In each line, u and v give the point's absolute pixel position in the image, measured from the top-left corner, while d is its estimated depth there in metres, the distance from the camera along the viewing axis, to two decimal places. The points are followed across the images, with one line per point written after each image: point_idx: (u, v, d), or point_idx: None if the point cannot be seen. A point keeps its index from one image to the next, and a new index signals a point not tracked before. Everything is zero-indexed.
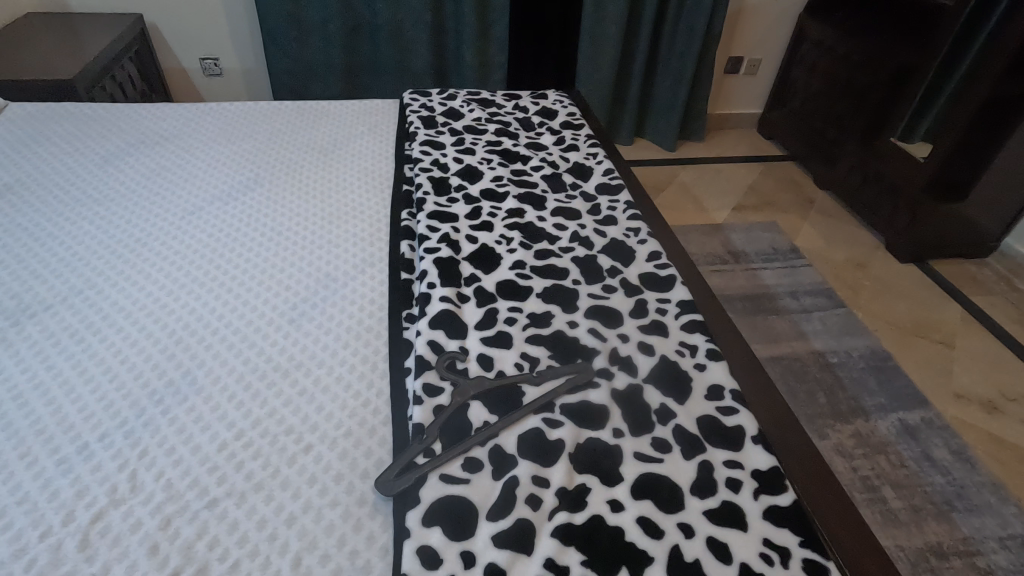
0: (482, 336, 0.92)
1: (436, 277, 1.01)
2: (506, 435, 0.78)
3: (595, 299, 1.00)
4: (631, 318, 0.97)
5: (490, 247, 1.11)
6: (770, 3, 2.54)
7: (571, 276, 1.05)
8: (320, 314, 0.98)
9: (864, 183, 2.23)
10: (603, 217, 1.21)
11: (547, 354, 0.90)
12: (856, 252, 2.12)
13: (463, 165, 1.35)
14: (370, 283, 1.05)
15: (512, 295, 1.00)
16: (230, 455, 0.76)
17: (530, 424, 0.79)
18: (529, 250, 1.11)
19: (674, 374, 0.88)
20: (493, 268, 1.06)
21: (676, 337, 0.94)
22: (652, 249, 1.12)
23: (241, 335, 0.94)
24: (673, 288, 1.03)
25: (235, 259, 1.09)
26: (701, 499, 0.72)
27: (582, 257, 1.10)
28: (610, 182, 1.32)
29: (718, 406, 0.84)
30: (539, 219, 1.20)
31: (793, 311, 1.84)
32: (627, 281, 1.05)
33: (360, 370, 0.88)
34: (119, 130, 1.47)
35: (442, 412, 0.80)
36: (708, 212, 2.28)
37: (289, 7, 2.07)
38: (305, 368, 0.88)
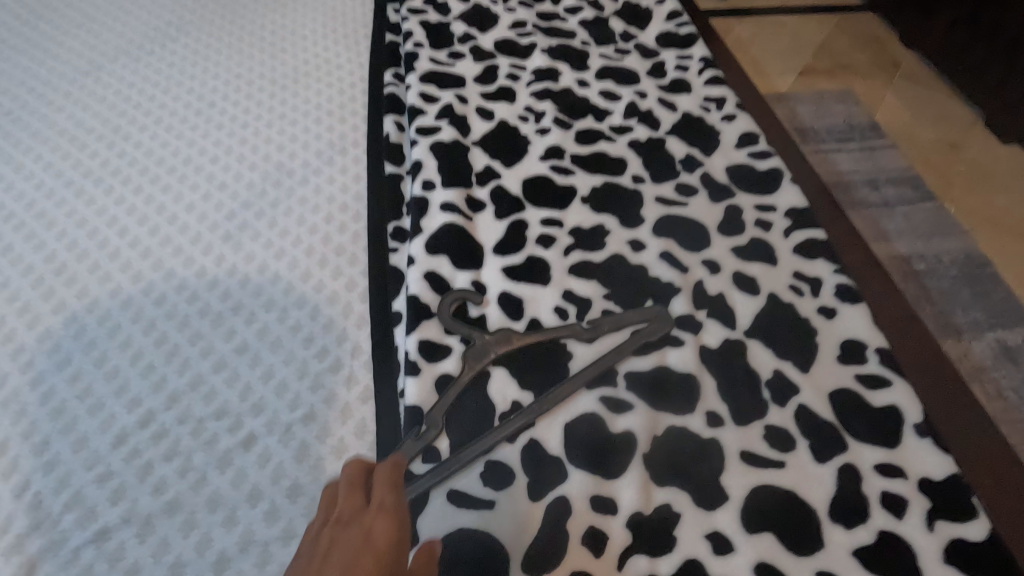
0: (504, 265, 0.62)
1: (434, 172, 0.69)
2: (546, 426, 0.51)
3: (667, 207, 0.69)
4: (721, 234, 0.67)
5: (512, 126, 0.77)
6: None
7: (630, 171, 0.73)
8: (267, 226, 0.67)
9: (970, 40, 1.77)
10: (671, 81, 0.85)
11: (602, 292, 0.61)
12: (948, 130, 1.73)
13: (468, 5, 0.95)
14: (338, 178, 0.72)
15: (547, 200, 0.68)
16: (132, 456, 0.51)
17: (582, 410, 0.52)
18: (568, 130, 0.77)
19: (790, 324, 0.59)
20: (516, 158, 0.73)
21: (787, 266, 0.64)
22: (745, 130, 0.78)
23: (150, 259, 0.63)
24: (779, 190, 0.71)
25: (140, 139, 0.74)
26: (846, 529, 0.48)
27: (644, 142, 0.76)
28: (678, 30, 0.93)
29: (858, 375, 0.56)
30: (580, 84, 0.84)
31: (871, 205, 1.50)
32: (711, 178, 0.73)
33: (326, 316, 0.60)
34: None
35: (448, 390, 0.52)
36: (769, 78, 1.85)
37: None
38: (245, 312, 0.60)
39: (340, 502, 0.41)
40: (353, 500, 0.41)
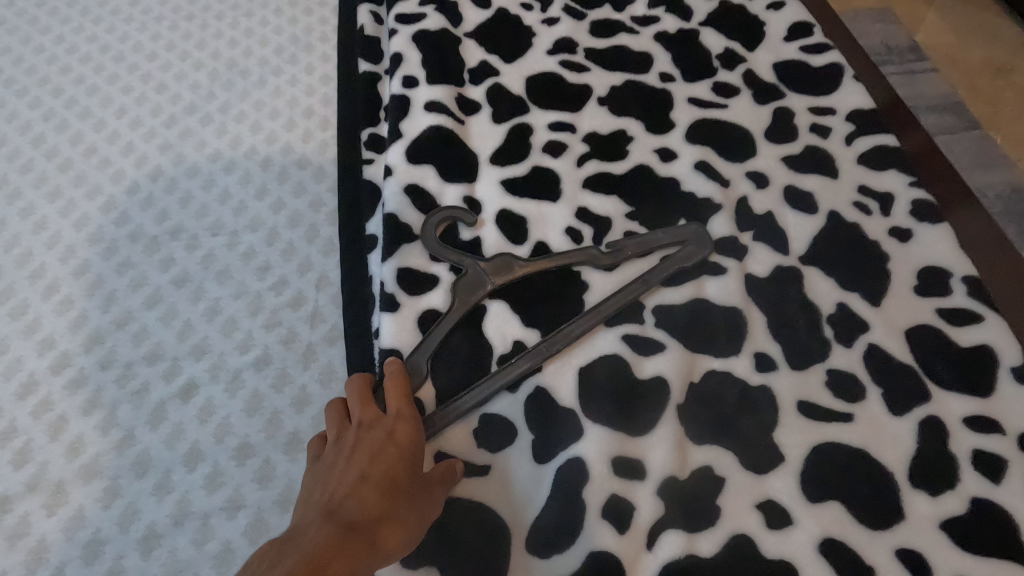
0: (504, 177, 0.50)
1: (417, 66, 0.56)
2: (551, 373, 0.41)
3: (702, 109, 0.56)
4: (768, 142, 0.55)
5: (514, 14, 0.63)
6: None
7: (656, 67, 0.60)
8: (215, 134, 0.55)
9: None
10: None
11: (624, 210, 0.50)
12: None
13: None
14: (302, 77, 0.59)
15: (556, 101, 0.56)
16: (41, 410, 0.40)
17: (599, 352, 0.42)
18: (581, 20, 0.63)
19: (856, 248, 0.48)
20: (518, 52, 0.60)
21: (851, 179, 0.52)
22: (795, 20, 0.64)
23: (71, 172, 0.52)
24: (838, 90, 0.58)
25: (55, 26, 0.60)
26: (933, 496, 0.38)
27: (674, 35, 0.63)
28: None
29: (940, 309, 0.45)
30: None
31: None
32: (755, 76, 0.60)
33: (286, 240, 0.48)
34: None
35: (436, 326, 0.42)
36: None
37: None
38: (185, 235, 0.48)
39: (353, 411, 0.36)
40: (368, 410, 0.37)
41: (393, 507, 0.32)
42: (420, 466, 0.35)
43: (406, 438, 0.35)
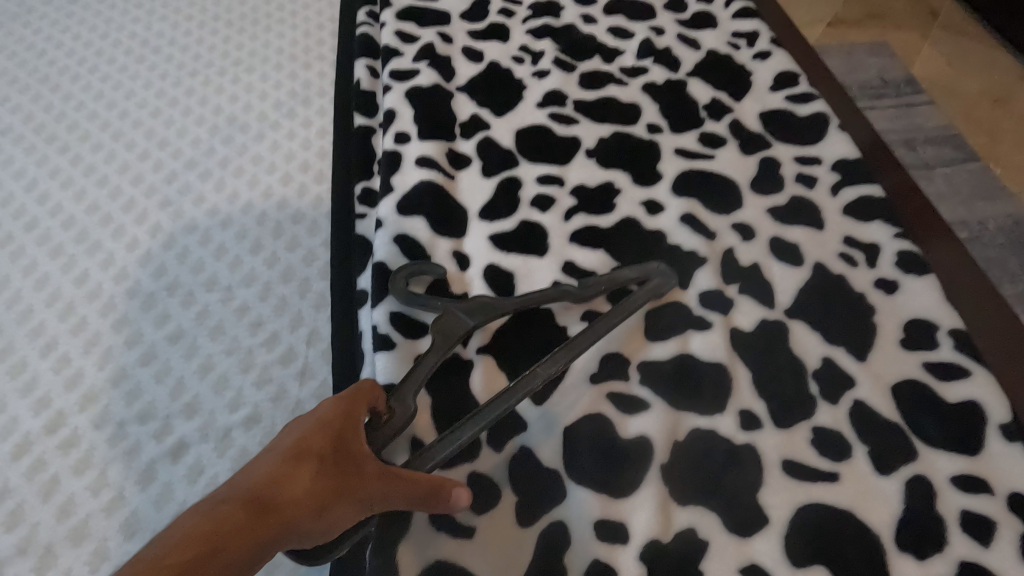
0: (493, 232, 0.51)
1: (410, 122, 0.58)
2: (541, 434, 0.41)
3: (688, 161, 0.57)
4: (754, 193, 0.55)
5: (505, 68, 0.65)
6: None
7: (644, 119, 0.61)
8: (214, 189, 0.56)
9: None
10: (693, 15, 0.72)
11: (611, 264, 0.50)
12: None
13: None
14: (300, 132, 0.61)
15: (545, 154, 0.57)
16: (34, 470, 0.41)
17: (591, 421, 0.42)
18: (571, 73, 0.65)
19: (842, 301, 0.48)
20: (509, 105, 0.61)
21: (836, 230, 0.53)
22: (781, 70, 0.65)
23: (73, 230, 0.53)
24: (824, 140, 0.59)
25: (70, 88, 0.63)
26: (921, 560, 0.38)
27: (662, 86, 0.64)
28: None
29: (927, 364, 0.45)
30: (585, 20, 0.71)
31: None
32: (742, 126, 0.61)
33: (278, 295, 0.49)
34: None
35: (419, 365, 0.38)
36: None
37: None
38: (181, 291, 0.50)
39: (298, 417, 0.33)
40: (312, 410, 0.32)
41: (284, 475, 0.26)
42: (339, 444, 0.29)
43: (337, 422, 0.30)
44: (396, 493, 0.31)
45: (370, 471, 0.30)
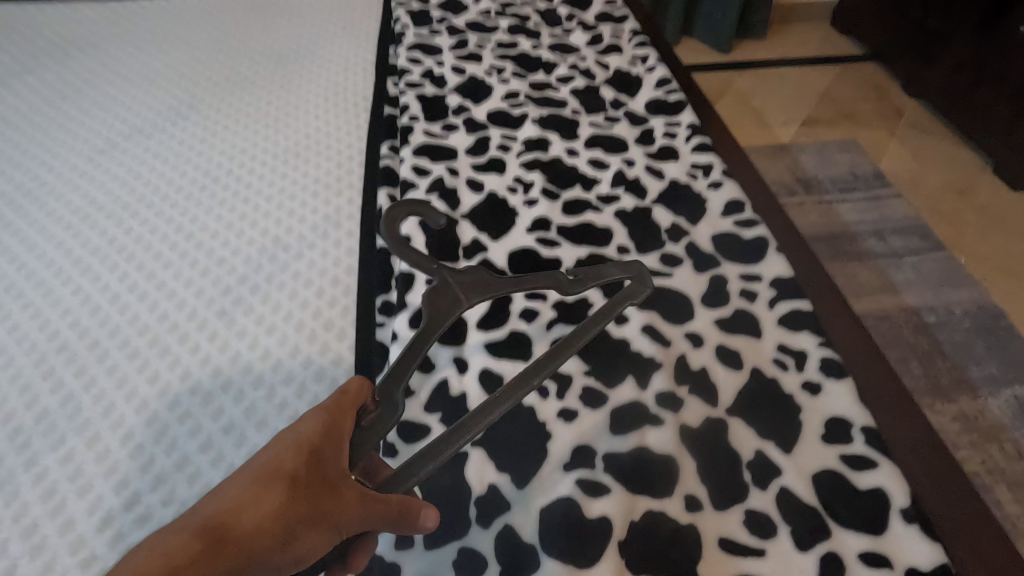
0: (487, 341, 0.63)
1: (422, 246, 0.71)
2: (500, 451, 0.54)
3: (650, 278, 0.69)
4: (704, 307, 0.67)
5: (501, 197, 0.79)
6: None
7: (615, 241, 0.74)
8: (261, 301, 0.69)
9: (974, 87, 1.78)
10: (659, 148, 0.87)
11: (583, 369, 0.61)
12: (956, 175, 1.73)
13: (465, 78, 1.00)
14: (332, 252, 0.74)
15: (532, 273, 0.70)
16: (114, 540, 0.51)
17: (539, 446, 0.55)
18: (556, 201, 0.79)
19: (774, 401, 0.59)
20: (504, 229, 0.75)
21: (771, 339, 0.64)
22: (731, 197, 0.79)
23: (147, 336, 0.66)
24: (765, 260, 0.71)
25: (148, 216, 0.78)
26: None
27: (631, 212, 0.78)
28: (666, 96, 0.96)
29: (843, 455, 0.55)
30: (569, 153, 0.86)
31: (878, 255, 1.49)
32: (696, 247, 0.73)
33: (311, 393, 0.61)
34: (15, 39, 1.12)
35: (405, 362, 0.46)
36: (771, 129, 1.88)
37: None
38: (234, 389, 0.61)
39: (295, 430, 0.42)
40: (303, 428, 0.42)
41: (261, 503, 0.36)
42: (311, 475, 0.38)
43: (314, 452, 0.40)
44: (368, 509, 0.40)
45: (340, 501, 0.39)
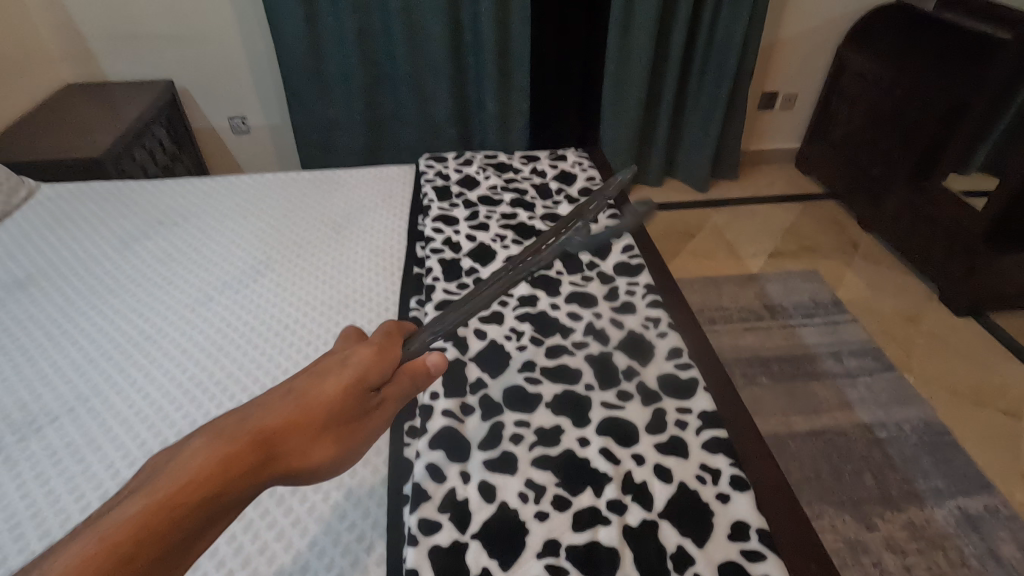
0: (485, 459, 0.86)
1: (439, 384, 0.96)
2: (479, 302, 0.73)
3: (608, 410, 0.93)
4: (647, 433, 0.90)
5: (499, 343, 1.05)
6: (805, 36, 2.41)
7: (584, 380, 0.99)
8: None
9: (915, 227, 2.08)
10: (621, 303, 1.14)
11: (555, 481, 0.83)
12: (907, 303, 1.98)
13: (476, 244, 1.30)
14: None
15: (520, 405, 0.94)
16: None
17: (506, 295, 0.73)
18: (540, 347, 1.05)
19: (693, 508, 0.80)
20: (501, 370, 1.00)
21: (696, 459, 0.86)
22: (673, 345, 1.04)
23: None
24: (694, 396, 0.95)
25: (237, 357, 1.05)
26: None
27: (597, 356, 1.03)
28: (629, 260, 1.25)
29: (742, 550, 0.75)
30: (553, 307, 1.14)
31: (836, 375, 1.71)
32: (645, 385, 0.97)
33: (356, 496, 0.84)
34: (136, 211, 1.47)
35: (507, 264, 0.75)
36: (742, 260, 2.17)
37: (312, 62, 2.05)
38: (300, 492, 0.84)
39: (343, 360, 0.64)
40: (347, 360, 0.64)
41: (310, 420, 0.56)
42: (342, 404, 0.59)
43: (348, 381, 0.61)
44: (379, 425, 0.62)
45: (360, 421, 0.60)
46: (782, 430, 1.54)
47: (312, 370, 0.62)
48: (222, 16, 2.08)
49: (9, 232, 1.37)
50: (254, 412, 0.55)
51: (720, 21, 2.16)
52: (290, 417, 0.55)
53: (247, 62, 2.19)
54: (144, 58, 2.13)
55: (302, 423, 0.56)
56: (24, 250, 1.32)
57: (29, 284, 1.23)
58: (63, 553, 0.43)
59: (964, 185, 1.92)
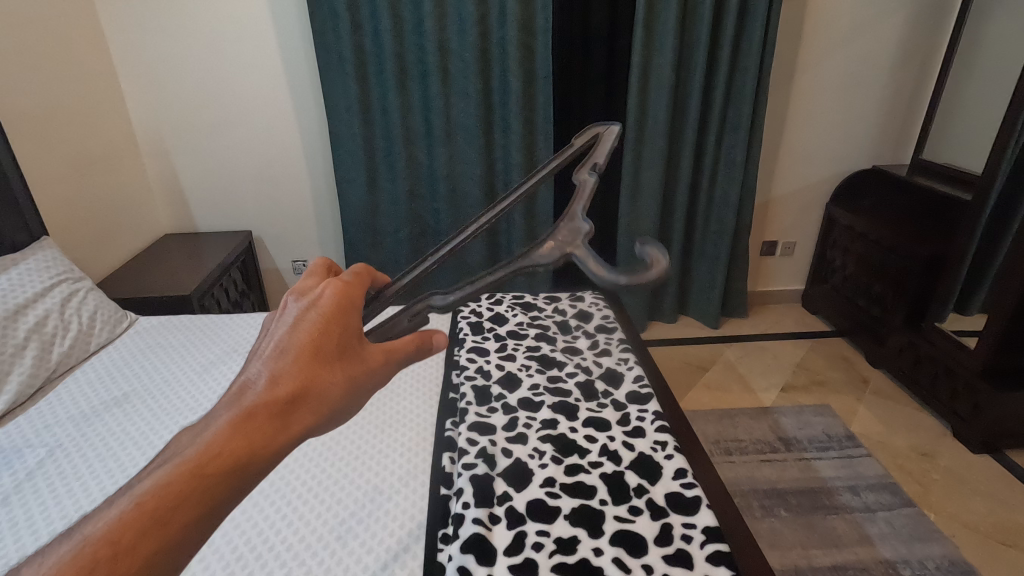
0: (509, 563, 0.97)
1: (471, 495, 1.09)
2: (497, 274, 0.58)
3: (620, 523, 1.04)
4: (655, 545, 1.00)
5: (524, 461, 1.19)
6: (796, 194, 2.74)
7: (598, 495, 1.11)
8: (364, 530, 1.08)
9: (919, 365, 2.20)
10: (632, 428, 1.29)
11: None
12: (920, 438, 2.04)
13: (505, 372, 1.48)
14: (411, 496, 1.16)
15: (542, 516, 1.06)
16: None
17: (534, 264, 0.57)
18: (560, 465, 1.18)
19: None
20: (525, 485, 1.13)
21: (701, 570, 0.95)
22: (679, 466, 1.17)
23: (293, 553, 1.04)
24: (698, 512, 1.06)
25: (294, 469, 1.23)
26: None
27: (610, 474, 1.16)
28: (639, 389, 1.41)
29: None
30: (571, 429, 1.28)
31: (854, 509, 1.73)
32: (654, 501, 1.09)
33: None
34: (215, 341, 1.72)
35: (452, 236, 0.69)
36: (755, 394, 2.28)
37: (368, 217, 2.43)
38: None
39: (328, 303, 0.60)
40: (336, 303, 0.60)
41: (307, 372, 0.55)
42: (335, 349, 0.58)
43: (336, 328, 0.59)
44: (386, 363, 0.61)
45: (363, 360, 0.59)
46: (802, 563, 1.56)
47: (294, 328, 0.58)
48: (299, 182, 2.51)
49: (110, 357, 1.63)
50: (247, 390, 0.54)
51: (717, 184, 2.51)
52: (286, 387, 0.54)
53: (314, 217, 2.59)
54: (231, 214, 2.55)
55: (298, 392, 0.54)
56: (122, 373, 1.56)
57: (124, 401, 1.44)
58: (99, 522, 0.45)
59: (953, 323, 2.08)
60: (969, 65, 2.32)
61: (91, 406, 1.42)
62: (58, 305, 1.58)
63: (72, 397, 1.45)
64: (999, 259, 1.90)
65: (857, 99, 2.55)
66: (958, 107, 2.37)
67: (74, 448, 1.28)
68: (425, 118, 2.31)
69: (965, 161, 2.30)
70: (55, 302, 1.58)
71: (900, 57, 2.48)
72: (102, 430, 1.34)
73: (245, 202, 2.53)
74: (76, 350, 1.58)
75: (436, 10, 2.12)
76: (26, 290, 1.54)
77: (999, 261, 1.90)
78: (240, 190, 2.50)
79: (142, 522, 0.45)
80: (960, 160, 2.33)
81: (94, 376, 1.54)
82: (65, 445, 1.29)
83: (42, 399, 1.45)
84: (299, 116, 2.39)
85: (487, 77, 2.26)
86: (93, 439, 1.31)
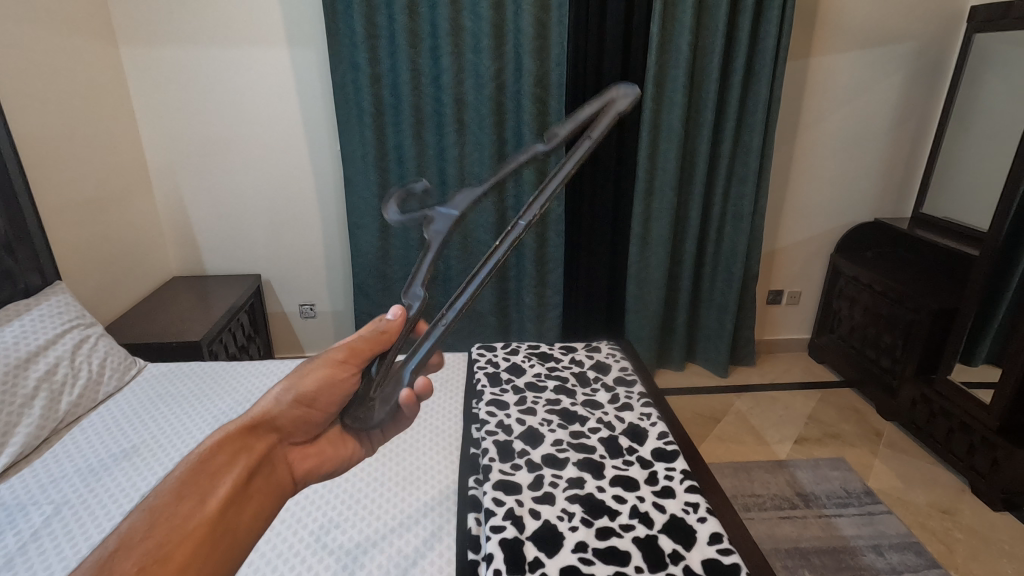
0: None
1: (501, 561, 1.05)
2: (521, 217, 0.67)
3: None
4: None
5: (553, 523, 1.15)
6: (799, 245, 2.78)
7: (633, 561, 1.07)
8: None
9: (933, 418, 2.19)
10: (661, 487, 1.26)
11: None
12: (939, 494, 2.01)
13: (526, 427, 1.45)
14: (437, 560, 1.11)
15: None
16: None
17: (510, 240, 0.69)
18: (591, 527, 1.14)
19: None
20: (556, 550, 1.09)
21: None
22: (713, 530, 1.13)
23: None
24: None
25: (315, 530, 1.18)
26: None
27: (643, 538, 1.12)
28: (665, 446, 1.39)
29: None
30: (599, 488, 1.25)
31: (880, 570, 1.69)
32: (691, 569, 1.05)
33: None
34: (227, 391, 1.68)
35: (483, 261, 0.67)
36: (770, 446, 2.25)
37: (377, 263, 2.43)
38: None
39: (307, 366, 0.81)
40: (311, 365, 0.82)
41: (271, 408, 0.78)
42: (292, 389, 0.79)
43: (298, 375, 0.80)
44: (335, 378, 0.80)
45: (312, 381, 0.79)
46: None
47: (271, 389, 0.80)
48: (310, 225, 2.52)
49: (118, 406, 1.58)
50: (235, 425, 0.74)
51: (725, 233, 2.55)
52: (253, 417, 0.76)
53: (325, 260, 2.59)
54: (239, 257, 2.54)
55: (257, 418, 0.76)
56: (132, 423, 1.51)
57: (133, 454, 1.39)
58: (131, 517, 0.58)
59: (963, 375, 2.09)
60: (962, 125, 2.41)
61: (98, 460, 1.37)
62: (68, 351, 1.55)
63: (81, 449, 1.40)
64: (1004, 316, 1.93)
65: (857, 155, 2.63)
66: (956, 164, 2.44)
67: (79, 507, 1.22)
68: (439, 165, 2.34)
69: (967, 216, 2.36)
70: (66, 349, 1.55)
71: (897, 117, 2.58)
72: (109, 487, 1.28)
73: (254, 243, 2.52)
74: (84, 400, 1.54)
75: (454, 64, 2.18)
76: (38, 337, 1.51)
77: (1003, 317, 1.94)
78: (251, 233, 2.50)
79: (144, 515, 0.58)
80: (962, 215, 2.39)
81: (101, 426, 1.49)
82: (72, 502, 1.23)
83: (47, 450, 1.40)
84: (314, 163, 2.42)
85: (501, 128, 2.30)
86: (101, 496, 1.25)
